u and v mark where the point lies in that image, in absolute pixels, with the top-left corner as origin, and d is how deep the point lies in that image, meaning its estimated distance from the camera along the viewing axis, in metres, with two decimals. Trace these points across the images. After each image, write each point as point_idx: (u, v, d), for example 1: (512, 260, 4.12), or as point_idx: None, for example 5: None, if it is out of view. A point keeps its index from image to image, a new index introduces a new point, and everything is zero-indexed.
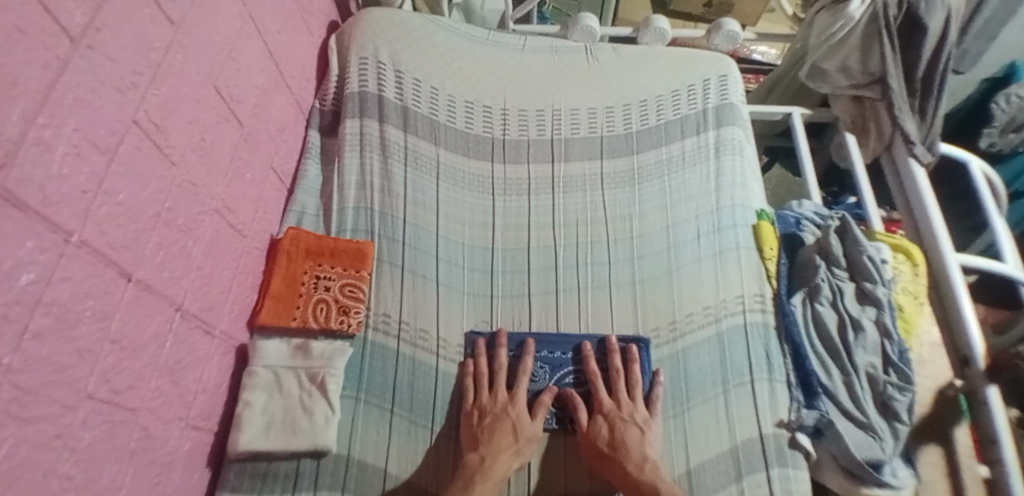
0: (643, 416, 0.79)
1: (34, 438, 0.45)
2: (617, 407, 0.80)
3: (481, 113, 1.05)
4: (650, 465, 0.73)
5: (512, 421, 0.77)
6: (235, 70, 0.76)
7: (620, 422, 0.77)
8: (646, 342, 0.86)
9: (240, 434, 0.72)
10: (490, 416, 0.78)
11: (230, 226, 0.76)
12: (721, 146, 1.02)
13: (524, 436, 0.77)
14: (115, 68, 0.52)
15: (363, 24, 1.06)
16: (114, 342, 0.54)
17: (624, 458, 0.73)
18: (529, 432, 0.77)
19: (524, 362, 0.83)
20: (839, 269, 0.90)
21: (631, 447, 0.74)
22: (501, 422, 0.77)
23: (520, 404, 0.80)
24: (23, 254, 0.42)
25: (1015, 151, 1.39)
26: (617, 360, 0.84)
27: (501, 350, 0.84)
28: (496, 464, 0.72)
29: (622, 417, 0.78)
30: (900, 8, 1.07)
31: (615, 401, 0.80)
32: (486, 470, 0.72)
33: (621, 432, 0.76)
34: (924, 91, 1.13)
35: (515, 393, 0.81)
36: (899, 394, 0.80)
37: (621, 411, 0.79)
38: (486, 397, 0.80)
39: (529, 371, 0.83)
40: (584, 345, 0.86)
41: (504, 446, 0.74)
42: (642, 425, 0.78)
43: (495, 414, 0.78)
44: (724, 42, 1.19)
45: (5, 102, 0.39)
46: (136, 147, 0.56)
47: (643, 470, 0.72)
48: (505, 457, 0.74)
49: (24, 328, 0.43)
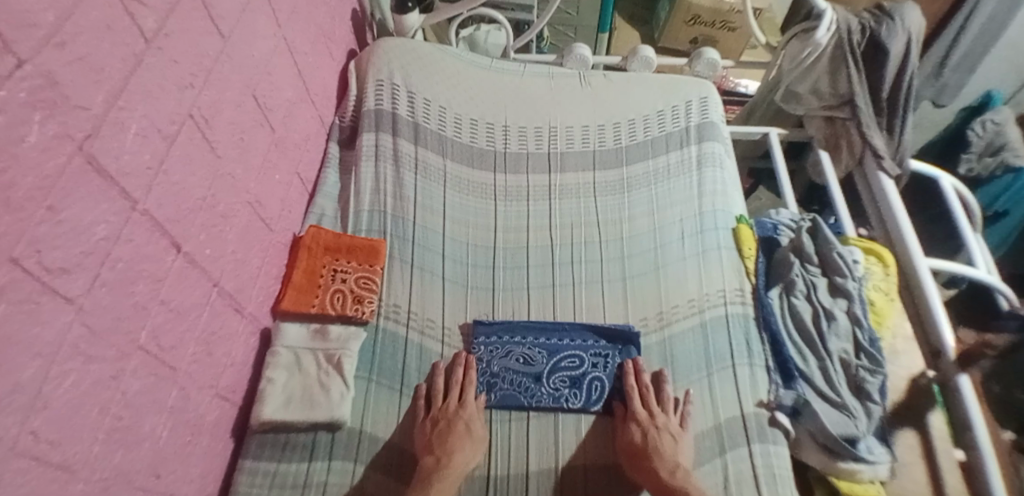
0: (676, 427, 0.82)
1: (94, 374, 0.52)
2: (651, 416, 0.82)
3: (485, 129, 1.16)
4: (682, 473, 0.76)
5: (466, 422, 0.81)
6: (269, 83, 0.87)
7: (654, 430, 0.80)
8: (636, 347, 0.92)
9: (263, 406, 0.79)
10: (440, 421, 0.81)
11: (260, 219, 0.86)
12: (702, 159, 1.12)
13: (473, 440, 0.81)
14: (176, 68, 0.63)
15: (380, 51, 1.18)
16: (163, 303, 0.62)
17: (658, 463, 0.76)
18: (477, 434, 0.82)
19: (467, 375, 0.87)
20: (812, 266, 1.00)
21: (665, 454, 0.78)
22: (454, 422, 0.81)
23: (470, 411, 0.83)
24: (98, 213, 0.51)
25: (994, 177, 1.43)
26: (648, 380, 0.88)
27: (459, 369, 0.88)
28: (451, 462, 0.76)
29: (656, 426, 0.80)
30: (863, 34, 1.17)
31: (649, 411, 0.82)
32: (442, 469, 0.75)
33: (654, 438, 0.79)
34: (890, 111, 1.24)
35: (464, 401, 0.84)
36: (870, 376, 0.87)
37: (655, 420, 0.81)
38: (438, 405, 0.84)
39: (473, 383, 0.87)
40: (627, 362, 0.90)
41: (458, 448, 0.78)
42: (673, 434, 0.81)
43: (444, 415, 0.82)
44: (705, 69, 1.32)
45: (91, 84, 0.49)
46: (189, 138, 0.66)
47: (675, 477, 0.75)
48: (461, 457, 0.78)
49: (95, 276, 0.51)
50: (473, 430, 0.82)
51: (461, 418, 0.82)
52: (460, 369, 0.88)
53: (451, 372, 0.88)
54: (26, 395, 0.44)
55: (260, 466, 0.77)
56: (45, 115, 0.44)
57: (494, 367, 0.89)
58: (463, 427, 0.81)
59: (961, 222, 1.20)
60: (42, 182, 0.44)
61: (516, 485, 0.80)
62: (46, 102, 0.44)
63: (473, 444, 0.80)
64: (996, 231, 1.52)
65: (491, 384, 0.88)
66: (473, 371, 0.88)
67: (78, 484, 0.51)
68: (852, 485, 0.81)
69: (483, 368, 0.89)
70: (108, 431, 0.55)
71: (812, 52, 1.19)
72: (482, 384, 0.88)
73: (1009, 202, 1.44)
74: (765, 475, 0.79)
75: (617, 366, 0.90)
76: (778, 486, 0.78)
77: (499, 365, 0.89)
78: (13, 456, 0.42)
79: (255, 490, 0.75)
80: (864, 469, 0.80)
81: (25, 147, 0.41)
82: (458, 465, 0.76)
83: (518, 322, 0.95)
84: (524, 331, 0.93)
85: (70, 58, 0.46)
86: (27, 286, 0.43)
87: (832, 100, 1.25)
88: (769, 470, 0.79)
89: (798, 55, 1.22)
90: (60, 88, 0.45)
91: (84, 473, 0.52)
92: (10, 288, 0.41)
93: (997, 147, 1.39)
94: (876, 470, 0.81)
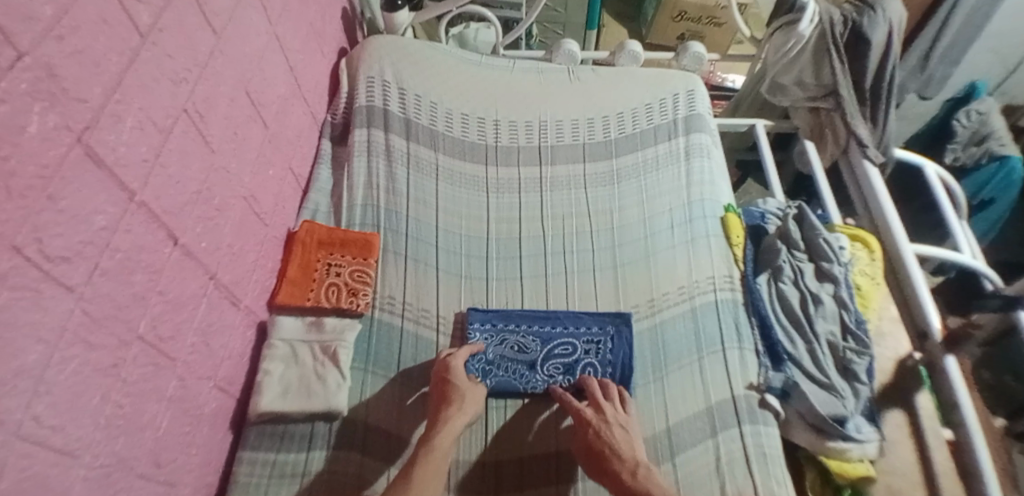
0: (624, 418, 0.81)
1: (96, 362, 0.53)
2: (598, 413, 0.81)
3: (476, 123, 1.17)
4: (643, 472, 0.72)
5: (458, 392, 0.79)
6: (261, 80, 0.89)
7: (605, 426, 0.79)
8: (628, 316, 0.95)
9: (261, 397, 0.81)
10: (435, 396, 0.80)
11: (255, 214, 0.87)
12: (690, 150, 1.14)
13: (466, 392, 0.80)
14: (171, 63, 0.64)
15: (370, 48, 1.20)
16: (161, 294, 0.63)
17: (618, 465, 0.73)
18: (467, 387, 0.80)
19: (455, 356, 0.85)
20: (799, 252, 1.02)
21: (620, 450, 0.75)
22: (447, 391, 0.80)
23: (459, 376, 0.82)
24: (97, 203, 0.52)
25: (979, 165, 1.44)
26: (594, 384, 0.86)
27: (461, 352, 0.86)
28: (442, 431, 0.74)
29: (605, 421, 0.80)
30: (845, 25, 1.20)
31: (596, 409, 0.82)
32: (431, 447, 0.72)
33: (606, 434, 0.77)
34: (874, 101, 1.25)
35: (453, 377, 0.81)
36: (857, 358, 0.90)
37: (603, 415, 0.80)
38: (438, 383, 0.82)
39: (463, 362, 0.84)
40: (586, 377, 0.88)
41: (450, 414, 0.77)
42: (623, 425, 0.80)
43: (438, 389, 0.81)
44: (692, 62, 1.34)
45: (90, 77, 0.50)
46: (184, 132, 0.67)
47: (636, 478, 0.71)
48: (456, 421, 0.76)
49: (94, 266, 0.52)
50: (476, 391, 0.81)
51: (457, 391, 0.80)
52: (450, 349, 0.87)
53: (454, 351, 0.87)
54: (30, 380, 0.45)
55: (258, 456, 0.79)
56: (45, 106, 0.45)
57: (490, 354, 0.90)
58: (457, 399, 0.78)
59: (946, 208, 1.22)
60: (43, 172, 0.45)
61: (506, 469, 0.82)
62: (45, 94, 0.45)
63: (469, 408, 0.78)
64: (982, 219, 1.51)
65: (487, 371, 0.89)
66: (474, 350, 0.88)
67: (81, 470, 0.52)
68: (841, 463, 0.83)
69: (479, 354, 0.90)
70: (109, 419, 0.55)
71: (796, 43, 1.21)
72: (478, 370, 0.89)
73: (995, 190, 1.44)
74: (755, 455, 0.81)
75: (610, 352, 0.91)
76: (768, 464, 0.80)
77: (496, 352, 0.91)
78: (17, 439, 0.43)
79: (254, 480, 0.77)
80: (853, 447, 0.83)
81: (26, 136, 0.43)
82: (450, 429, 0.74)
83: (514, 312, 0.96)
84: (518, 319, 0.95)
85: (68, 50, 0.47)
86: (29, 273, 0.44)
87: (817, 91, 1.27)
88: (760, 450, 0.81)
89: (782, 47, 1.24)
90: (59, 80, 0.46)
91: (87, 459, 0.53)
92: (12, 274, 0.42)
93: (982, 136, 1.42)
94: (864, 449, 0.83)
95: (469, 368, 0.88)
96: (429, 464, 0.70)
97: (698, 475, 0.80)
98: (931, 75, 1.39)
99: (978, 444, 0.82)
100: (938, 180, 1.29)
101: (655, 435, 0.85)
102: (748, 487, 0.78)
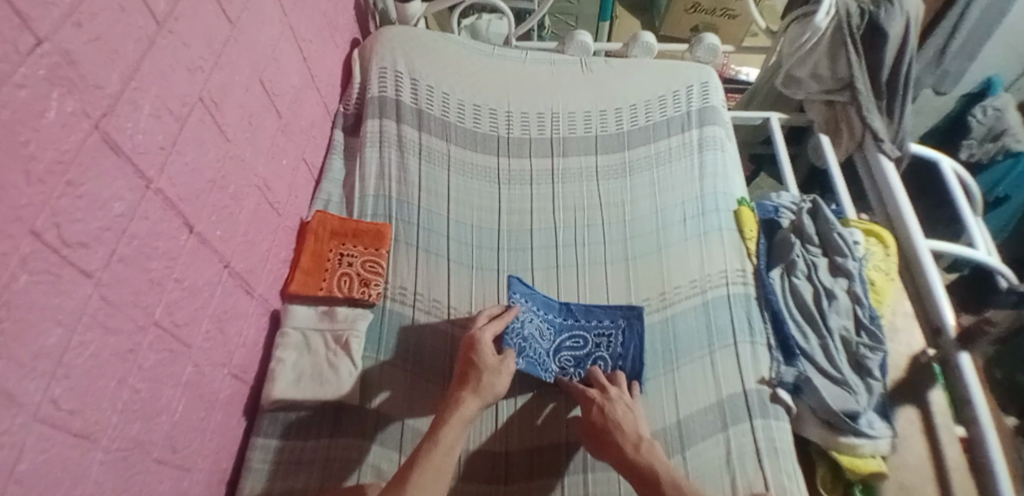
0: (629, 399, 0.82)
1: (114, 347, 0.53)
2: (603, 394, 0.82)
3: (488, 114, 1.17)
4: (646, 445, 0.73)
5: (478, 373, 0.77)
6: (276, 69, 0.89)
7: (608, 404, 0.80)
8: (640, 310, 0.94)
9: (274, 384, 0.81)
10: (456, 375, 0.79)
11: (269, 203, 0.87)
12: (704, 142, 1.13)
13: (486, 371, 0.77)
14: (187, 51, 0.64)
15: (383, 39, 1.20)
16: (177, 281, 0.64)
17: (621, 437, 0.75)
18: (490, 365, 0.78)
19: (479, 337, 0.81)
20: (813, 246, 1.01)
21: (625, 426, 0.76)
22: (468, 371, 0.78)
23: (484, 353, 0.80)
24: (114, 190, 0.52)
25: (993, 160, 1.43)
26: (602, 374, 0.87)
27: (490, 326, 0.84)
28: (453, 414, 0.71)
29: (609, 399, 0.81)
30: (862, 17, 1.17)
31: (601, 389, 0.83)
32: (435, 437, 0.68)
33: (610, 412, 0.78)
34: (890, 94, 1.23)
35: (479, 357, 0.79)
36: (870, 353, 0.89)
37: (608, 394, 0.82)
38: (461, 363, 0.80)
39: (490, 344, 0.81)
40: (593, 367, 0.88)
41: (463, 395, 0.74)
42: (628, 404, 0.81)
43: (460, 368, 0.79)
44: (706, 55, 1.32)
45: (108, 64, 0.51)
46: (200, 120, 0.67)
47: (639, 451, 0.72)
48: (469, 404, 0.73)
49: (112, 252, 0.53)
50: (503, 367, 0.78)
51: (476, 372, 0.77)
52: (483, 318, 0.86)
53: (491, 317, 0.86)
54: (48, 363, 0.45)
55: (272, 443, 0.79)
56: (63, 92, 0.45)
57: (525, 330, 0.89)
58: (474, 381, 0.76)
59: (961, 203, 1.20)
60: (62, 157, 0.45)
61: (516, 459, 0.82)
62: (64, 80, 0.45)
63: (491, 386, 0.76)
64: (997, 216, 1.50)
65: (522, 348, 0.86)
66: (513, 316, 0.87)
67: (98, 453, 0.52)
68: (853, 459, 0.83)
69: (515, 328, 0.87)
70: (126, 403, 0.56)
71: (812, 35, 1.18)
72: (515, 346, 0.85)
73: (1010, 186, 1.43)
74: (766, 449, 0.81)
75: (620, 346, 0.91)
76: (779, 458, 0.80)
77: (529, 328, 0.89)
78: (35, 421, 0.44)
79: (267, 466, 0.77)
80: (864, 443, 0.82)
81: (45, 122, 0.43)
82: (464, 412, 0.72)
83: (541, 299, 0.95)
84: (544, 306, 0.94)
85: (86, 37, 0.47)
86: (48, 257, 0.44)
87: (832, 84, 1.25)
88: (770, 444, 0.81)
89: (798, 39, 1.21)
90: (77, 66, 0.46)
91: (104, 442, 0.53)
92: (32, 258, 0.42)
93: (998, 132, 1.38)
94: (876, 444, 0.82)
95: (509, 343, 0.85)
96: (433, 458, 0.65)
97: (710, 468, 0.80)
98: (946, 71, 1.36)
99: (991, 441, 0.80)
100: (953, 175, 1.27)
101: (665, 428, 0.84)
102: (759, 481, 0.78)
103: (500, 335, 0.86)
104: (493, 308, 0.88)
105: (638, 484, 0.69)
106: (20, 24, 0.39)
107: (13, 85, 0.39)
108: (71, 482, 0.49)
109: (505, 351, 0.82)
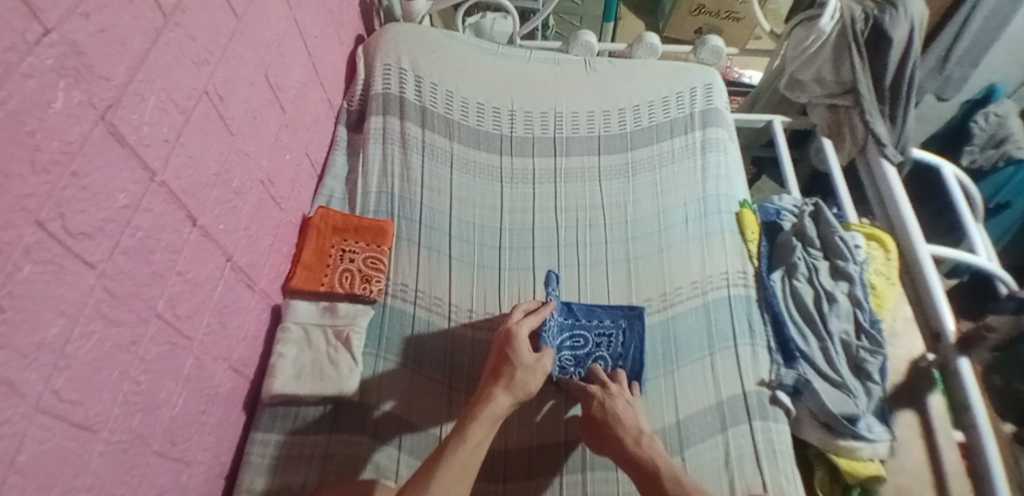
0: (629, 395, 0.83)
1: (115, 339, 0.53)
2: (603, 389, 0.83)
3: (491, 112, 1.17)
4: (646, 440, 0.74)
5: (513, 370, 0.76)
6: (281, 64, 0.89)
7: (609, 399, 0.81)
8: (641, 310, 0.94)
9: (274, 380, 0.81)
10: (489, 368, 0.78)
11: (272, 198, 0.88)
12: (707, 144, 1.13)
13: (521, 368, 0.76)
14: (193, 44, 0.64)
15: (388, 36, 1.20)
16: (179, 274, 0.64)
17: (622, 431, 0.75)
18: (526, 363, 0.77)
19: (517, 330, 0.80)
20: (814, 249, 1.01)
21: (626, 421, 0.77)
22: (502, 365, 0.77)
23: (519, 348, 0.78)
24: (119, 182, 0.52)
25: (995, 167, 1.42)
26: (604, 374, 0.87)
27: (528, 319, 0.83)
28: (481, 410, 0.71)
29: (609, 395, 0.81)
30: (866, 22, 1.17)
31: (601, 386, 0.83)
32: (460, 437, 0.67)
33: (610, 406, 0.79)
34: (893, 100, 1.23)
35: (516, 352, 0.77)
36: (870, 357, 0.90)
37: (608, 390, 0.82)
38: (495, 357, 0.79)
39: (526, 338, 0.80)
40: (595, 367, 0.89)
41: (495, 392, 0.73)
42: (628, 401, 0.82)
43: (494, 361, 0.78)
44: (710, 56, 1.32)
45: (114, 56, 0.51)
46: (204, 114, 0.67)
47: (639, 445, 0.73)
48: (501, 399, 0.72)
49: (116, 244, 0.53)
50: (538, 366, 0.77)
51: (510, 366, 0.76)
52: (520, 313, 0.85)
53: (527, 312, 0.86)
54: (51, 354, 0.45)
55: (271, 438, 0.80)
56: (70, 83, 0.45)
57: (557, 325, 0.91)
58: (508, 376, 0.75)
59: (962, 209, 1.20)
60: (67, 147, 0.45)
61: (514, 458, 0.82)
62: (71, 71, 0.45)
63: (525, 383, 0.75)
64: (998, 223, 1.52)
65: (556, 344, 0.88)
66: (547, 314, 0.87)
67: (98, 445, 0.52)
68: (851, 462, 0.83)
69: (549, 325, 0.88)
70: (127, 396, 0.56)
71: (816, 39, 1.19)
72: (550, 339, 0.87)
73: (1011, 194, 1.45)
74: (765, 452, 0.81)
75: (620, 346, 0.91)
76: (778, 461, 0.80)
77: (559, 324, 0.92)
78: (36, 412, 0.44)
79: (266, 461, 0.77)
80: (863, 446, 0.82)
81: (51, 113, 0.43)
82: (494, 408, 0.71)
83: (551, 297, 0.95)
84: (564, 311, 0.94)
85: (93, 29, 0.47)
86: (52, 248, 0.44)
87: (835, 89, 1.25)
88: (769, 446, 0.81)
89: (801, 43, 1.22)
90: (84, 57, 0.46)
91: (105, 434, 0.53)
92: (35, 249, 0.42)
93: (999, 139, 1.38)
94: (875, 448, 0.83)
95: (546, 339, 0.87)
96: (459, 455, 0.65)
97: (708, 469, 0.80)
98: (949, 76, 1.35)
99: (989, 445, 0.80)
100: (955, 181, 1.27)
101: (665, 428, 0.84)
102: (757, 483, 0.78)
103: (537, 332, 0.89)
104: (529, 304, 0.88)
105: (637, 478, 0.70)
106: (28, 14, 0.39)
107: (20, 75, 0.39)
108: (72, 473, 0.49)
109: (544, 351, 0.81)
